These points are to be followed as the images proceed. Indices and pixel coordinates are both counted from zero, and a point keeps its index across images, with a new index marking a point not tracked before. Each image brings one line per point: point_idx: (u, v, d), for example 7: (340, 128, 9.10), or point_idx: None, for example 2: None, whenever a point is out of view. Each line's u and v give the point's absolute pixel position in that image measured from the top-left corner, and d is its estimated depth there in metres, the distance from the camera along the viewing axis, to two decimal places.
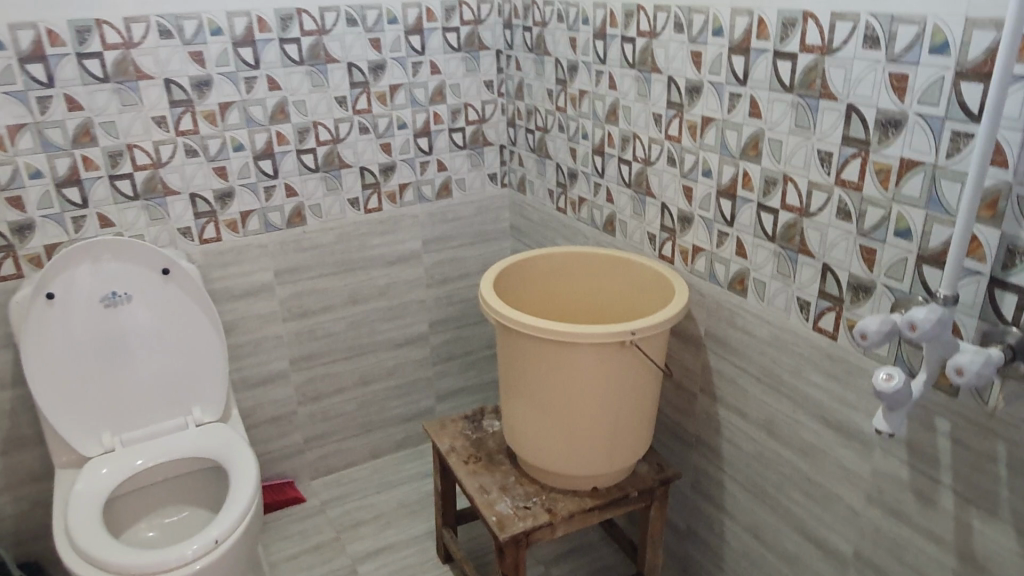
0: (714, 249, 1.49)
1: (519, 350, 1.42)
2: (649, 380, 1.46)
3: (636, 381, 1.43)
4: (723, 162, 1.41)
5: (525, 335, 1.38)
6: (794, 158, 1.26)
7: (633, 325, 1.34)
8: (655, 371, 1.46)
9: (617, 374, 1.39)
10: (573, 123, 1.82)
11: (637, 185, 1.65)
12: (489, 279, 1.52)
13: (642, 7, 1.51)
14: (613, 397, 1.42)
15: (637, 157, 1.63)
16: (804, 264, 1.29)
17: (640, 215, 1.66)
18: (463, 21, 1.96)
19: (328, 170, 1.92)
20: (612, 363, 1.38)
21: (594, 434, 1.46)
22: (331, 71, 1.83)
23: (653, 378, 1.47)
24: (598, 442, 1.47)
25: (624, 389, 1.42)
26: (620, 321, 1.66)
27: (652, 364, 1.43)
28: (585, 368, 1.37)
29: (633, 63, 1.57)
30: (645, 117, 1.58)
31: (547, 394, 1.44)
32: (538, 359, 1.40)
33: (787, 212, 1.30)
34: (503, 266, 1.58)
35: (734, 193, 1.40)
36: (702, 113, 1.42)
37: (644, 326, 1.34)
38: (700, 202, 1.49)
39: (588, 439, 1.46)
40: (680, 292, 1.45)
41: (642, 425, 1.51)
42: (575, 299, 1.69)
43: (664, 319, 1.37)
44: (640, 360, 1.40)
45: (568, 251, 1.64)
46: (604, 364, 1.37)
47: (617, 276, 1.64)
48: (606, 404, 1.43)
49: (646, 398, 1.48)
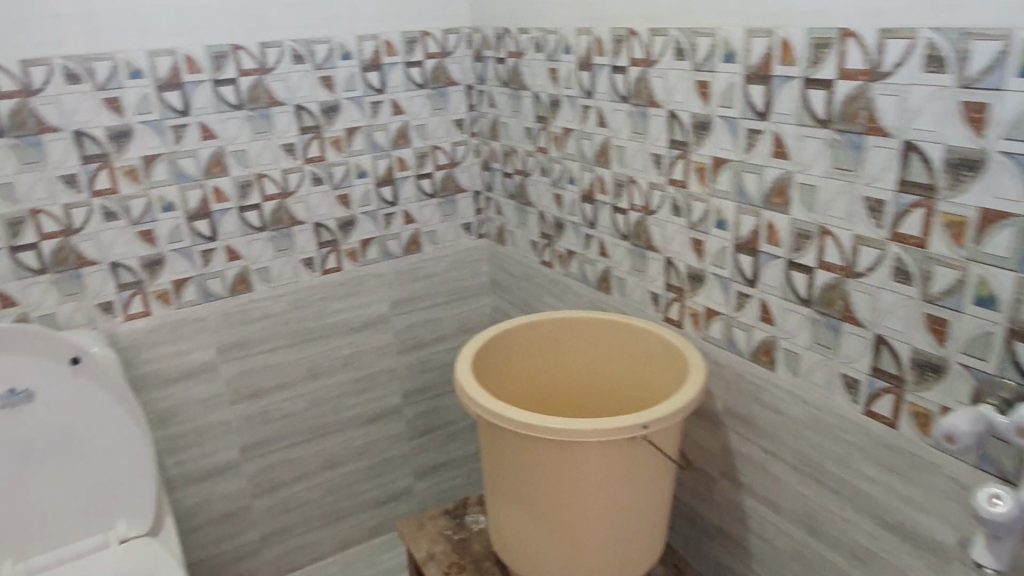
0: (732, 312, 1.25)
1: (505, 448, 1.17)
2: (664, 475, 1.21)
3: (649, 479, 1.17)
4: (741, 211, 1.17)
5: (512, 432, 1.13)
6: (833, 207, 1.03)
7: (645, 416, 1.09)
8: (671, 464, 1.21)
9: (627, 474, 1.14)
10: (556, 166, 1.59)
11: (636, 237, 1.42)
12: (467, 357, 1.27)
13: (634, 32, 1.29)
14: (622, 501, 1.17)
15: (634, 205, 1.40)
16: (850, 335, 1.05)
17: (641, 271, 1.43)
18: (427, 55, 1.73)
19: (277, 229, 1.67)
20: (620, 462, 1.12)
21: (601, 544, 1.20)
22: (276, 115, 1.59)
23: (669, 472, 1.22)
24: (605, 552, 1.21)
25: (636, 489, 1.17)
26: (624, 397, 1.41)
27: (667, 457, 1.18)
28: (588, 469, 1.12)
29: (625, 96, 1.34)
30: (643, 159, 1.35)
31: (542, 500, 1.18)
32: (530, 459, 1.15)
33: (825, 272, 1.06)
34: (484, 339, 1.33)
35: (757, 248, 1.17)
36: (713, 153, 1.20)
37: (658, 416, 1.10)
38: (713, 258, 1.25)
39: (593, 550, 1.21)
40: (697, 367, 1.21)
41: (657, 527, 1.26)
42: (570, 372, 1.44)
43: (682, 405, 1.12)
44: (653, 455, 1.15)
45: (560, 317, 1.40)
46: (611, 464, 1.12)
47: (618, 344, 1.39)
48: (615, 508, 1.17)
49: (661, 496, 1.23)
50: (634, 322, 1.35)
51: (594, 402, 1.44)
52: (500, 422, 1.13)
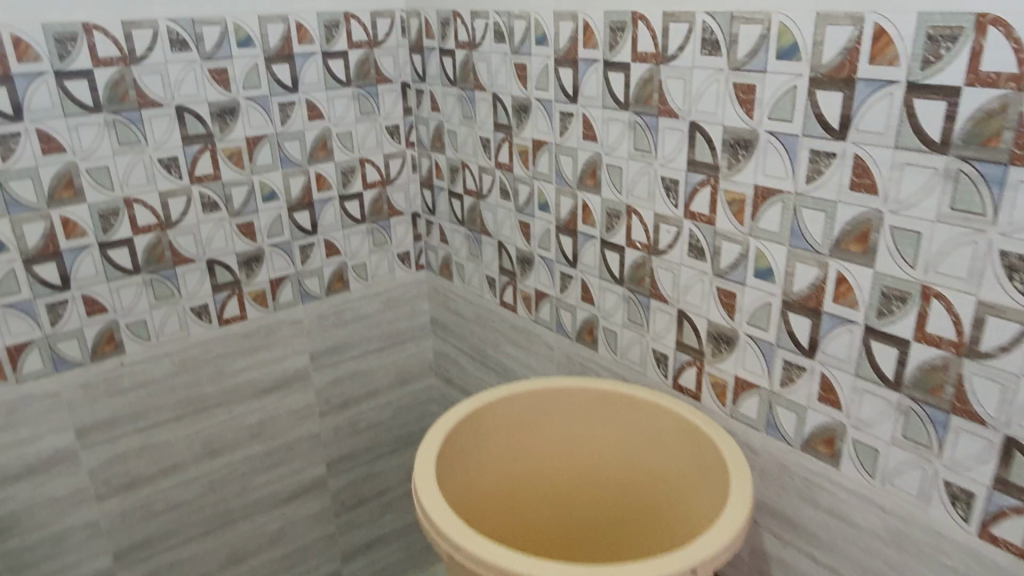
0: (775, 388, 0.95)
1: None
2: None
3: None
4: (796, 259, 0.88)
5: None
6: (947, 263, 0.74)
7: (690, 553, 0.78)
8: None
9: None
10: (523, 187, 1.26)
11: (635, 281, 1.10)
12: (433, 458, 0.94)
13: (640, 18, 0.97)
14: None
15: (635, 241, 1.08)
16: (962, 432, 0.78)
17: (640, 324, 1.12)
18: (352, 44, 1.36)
19: (155, 270, 1.26)
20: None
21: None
22: (150, 120, 1.18)
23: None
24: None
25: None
26: (623, 491, 1.09)
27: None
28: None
29: (625, 102, 1.03)
30: (648, 184, 1.04)
31: None
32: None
33: (928, 347, 0.78)
34: (452, 423, 1.00)
35: (819, 308, 0.87)
36: (756, 181, 0.90)
37: (707, 551, 0.79)
38: (749, 316, 0.95)
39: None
40: (739, 466, 0.91)
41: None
42: (549, 465, 1.11)
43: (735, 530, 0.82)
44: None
45: (550, 388, 1.09)
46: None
47: (612, 421, 1.09)
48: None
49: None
50: (645, 395, 1.06)
51: (582, 500, 1.12)
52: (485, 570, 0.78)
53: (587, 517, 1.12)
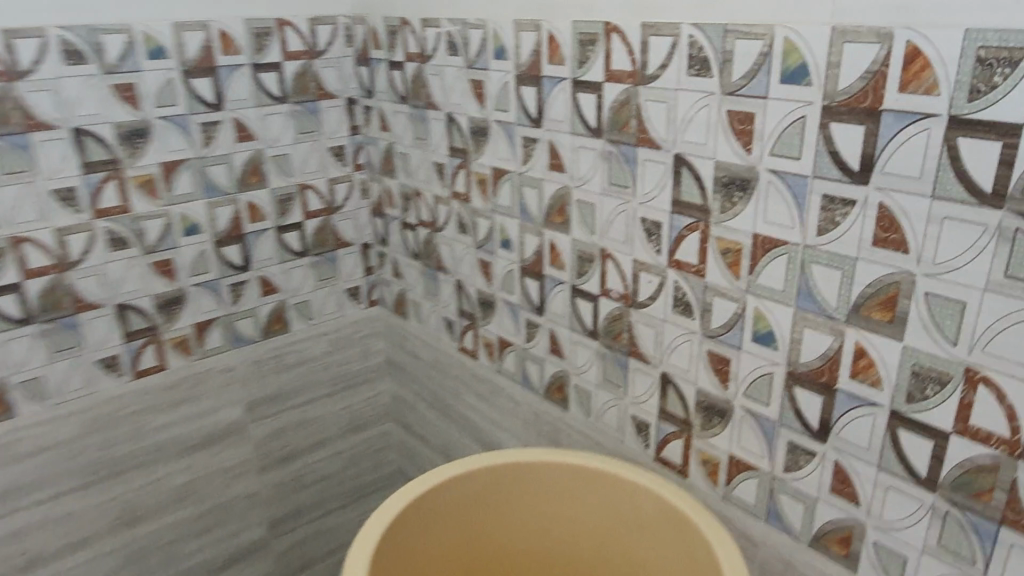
0: (779, 472, 0.79)
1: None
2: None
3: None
4: (804, 324, 0.72)
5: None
6: (1000, 342, 0.59)
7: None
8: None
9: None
10: (482, 221, 1.09)
11: (612, 337, 0.95)
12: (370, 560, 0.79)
13: (614, 30, 0.81)
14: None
15: (611, 290, 0.93)
16: (1015, 548, 0.62)
17: (617, 385, 0.96)
18: (287, 54, 1.19)
19: (52, 319, 1.08)
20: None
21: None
22: (40, 145, 1.00)
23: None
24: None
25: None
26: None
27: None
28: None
29: (598, 129, 0.87)
30: (626, 225, 0.88)
31: None
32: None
33: (973, 442, 0.63)
34: (396, 511, 0.85)
35: (833, 384, 0.71)
36: (755, 228, 0.74)
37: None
38: (746, 387, 0.80)
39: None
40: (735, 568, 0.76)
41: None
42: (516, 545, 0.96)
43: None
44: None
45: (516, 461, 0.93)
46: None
47: (588, 499, 0.93)
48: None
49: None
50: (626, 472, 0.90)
51: None
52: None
53: None
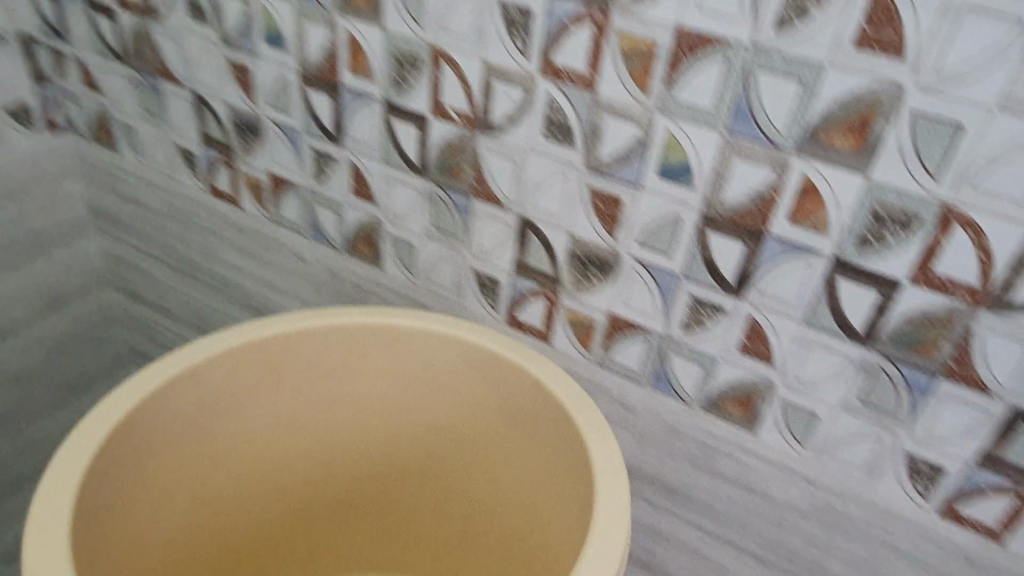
0: (673, 331, 0.66)
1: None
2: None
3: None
4: (734, 153, 0.56)
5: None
6: (997, 176, 0.48)
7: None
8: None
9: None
10: (228, 2, 0.72)
11: (446, 173, 0.70)
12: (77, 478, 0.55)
13: None
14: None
15: (447, 109, 0.66)
16: (949, 400, 0.56)
17: (453, 236, 0.74)
18: None
19: None
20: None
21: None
22: None
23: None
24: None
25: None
26: (425, 456, 0.76)
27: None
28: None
29: None
30: (474, 12, 0.60)
31: None
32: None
33: (929, 292, 0.53)
34: (126, 408, 0.60)
35: (763, 229, 0.58)
36: (680, 19, 0.53)
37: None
38: (641, 233, 0.63)
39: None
40: (610, 457, 0.60)
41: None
42: (312, 432, 0.74)
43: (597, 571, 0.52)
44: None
45: (315, 326, 0.70)
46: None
47: (403, 365, 0.72)
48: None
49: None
50: (468, 337, 0.69)
51: (368, 469, 0.78)
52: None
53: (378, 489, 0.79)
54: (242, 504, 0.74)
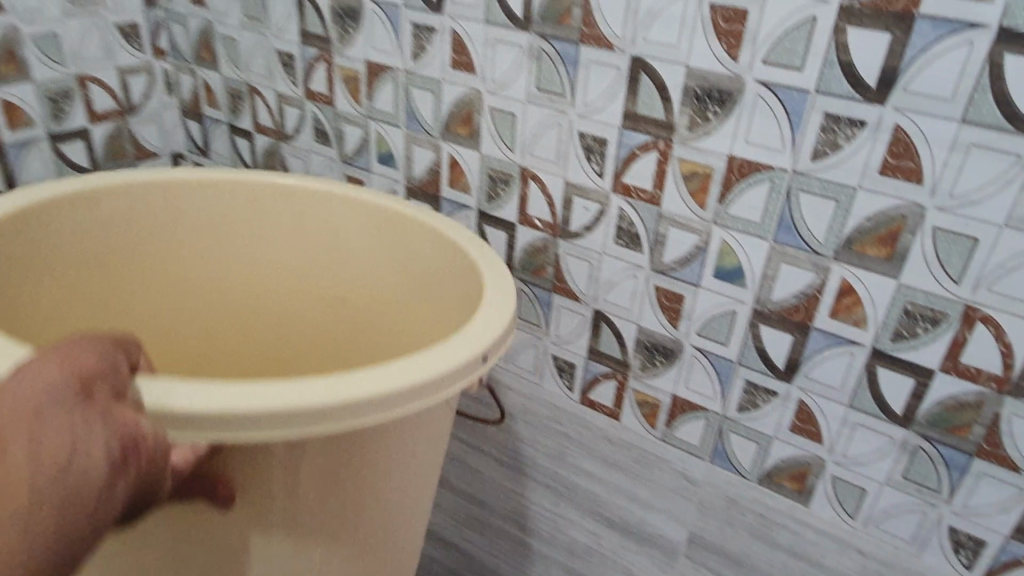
0: (731, 412, 0.74)
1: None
2: (396, 487, 0.61)
3: (360, 488, 0.57)
4: (780, 258, 0.66)
5: (55, 480, 0.39)
6: (1011, 281, 0.56)
7: (319, 418, 0.46)
8: (437, 428, 0.62)
9: (297, 491, 0.52)
10: (351, 129, 0.87)
11: (530, 271, 0.81)
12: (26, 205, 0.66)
13: None
14: (284, 553, 0.56)
15: (532, 217, 0.78)
16: (984, 477, 0.63)
17: (535, 324, 0.84)
18: None
19: None
20: (259, 456, 0.49)
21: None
22: None
23: (429, 459, 0.64)
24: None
25: (330, 515, 0.56)
26: (353, 281, 0.77)
27: (429, 418, 0.58)
28: (206, 493, 0.50)
29: (525, 19, 0.70)
30: (557, 141, 0.73)
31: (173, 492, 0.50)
32: (66, 529, 0.40)
33: (959, 380, 0.61)
34: (93, 184, 0.72)
35: (809, 323, 0.66)
36: (732, 150, 0.64)
37: (270, 417, 0.45)
38: (701, 325, 0.72)
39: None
40: (504, 302, 0.59)
41: (405, 544, 0.69)
42: (260, 256, 0.79)
43: (413, 384, 0.49)
44: (354, 465, 0.54)
45: (148, 184, 0.74)
46: (241, 468, 0.50)
47: (337, 212, 0.76)
48: (277, 540, 0.55)
49: (402, 523, 0.65)
50: (381, 210, 0.74)
51: (309, 299, 0.79)
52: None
53: (309, 309, 0.80)
54: (164, 337, 0.79)
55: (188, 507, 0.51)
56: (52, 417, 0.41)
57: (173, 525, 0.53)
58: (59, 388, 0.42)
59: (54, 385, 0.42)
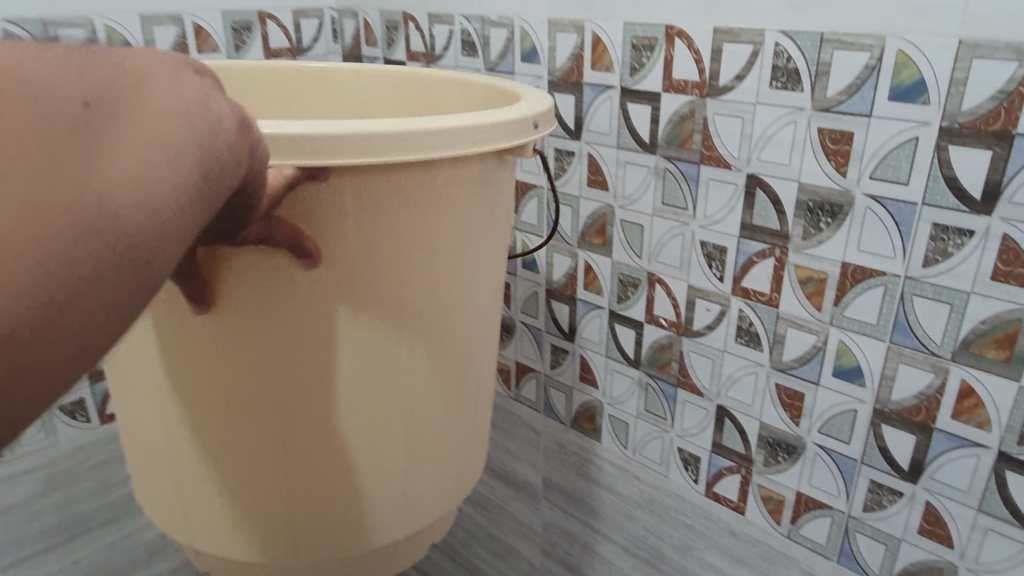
0: (857, 511, 0.75)
1: (54, 149, 0.32)
2: (473, 299, 0.58)
3: (441, 290, 0.54)
4: (898, 358, 0.68)
5: (187, 128, 0.35)
6: None
7: (386, 133, 0.44)
8: (502, 220, 0.59)
9: (379, 255, 0.49)
10: None
11: (657, 366, 0.88)
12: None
13: (677, 33, 0.74)
14: (372, 350, 0.52)
15: (659, 317, 0.86)
16: None
17: (661, 417, 0.90)
18: (268, 51, 1.05)
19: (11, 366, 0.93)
20: (357, 202, 0.47)
21: (324, 420, 0.53)
22: None
23: (500, 256, 0.61)
24: (312, 459, 0.54)
25: (424, 311, 0.53)
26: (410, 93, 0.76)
27: (492, 216, 0.56)
28: (281, 249, 0.46)
29: (652, 142, 0.80)
30: (681, 248, 0.81)
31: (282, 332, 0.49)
32: (209, 174, 0.35)
33: None
34: None
35: (930, 423, 0.68)
36: (845, 257, 0.69)
37: (356, 136, 0.43)
38: (823, 422, 0.75)
39: (349, 455, 0.55)
40: (546, 97, 0.59)
41: (484, 394, 0.66)
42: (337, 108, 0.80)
43: (487, 127, 0.49)
44: (435, 249, 0.52)
45: (242, 73, 0.77)
46: (332, 214, 0.47)
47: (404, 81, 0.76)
48: (371, 334, 0.51)
49: (477, 352, 0.61)
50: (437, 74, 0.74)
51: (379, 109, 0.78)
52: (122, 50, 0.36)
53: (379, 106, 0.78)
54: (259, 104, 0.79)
55: (260, 265, 0.47)
56: (174, 67, 0.37)
57: (252, 275, 0.48)
58: (182, 60, 0.38)
59: (174, 64, 0.37)
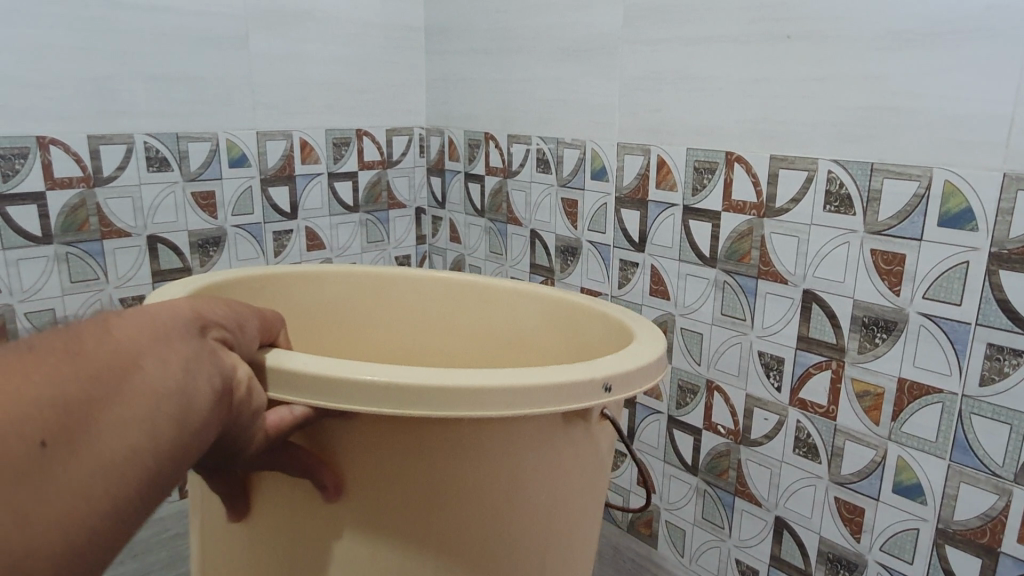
0: None
1: (8, 493, 0.31)
2: (530, 549, 0.53)
3: (478, 538, 0.50)
4: (961, 478, 0.68)
5: (157, 410, 0.37)
6: None
7: (462, 389, 0.45)
8: (583, 459, 0.54)
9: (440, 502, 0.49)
10: None
11: (714, 474, 0.89)
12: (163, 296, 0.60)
13: (736, 159, 0.80)
14: None
15: (717, 425, 0.88)
16: None
17: (718, 526, 0.90)
18: (362, 164, 1.16)
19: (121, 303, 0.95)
20: (387, 443, 0.47)
21: None
22: (112, 252, 0.94)
23: (578, 503, 0.56)
24: None
25: (461, 559, 0.50)
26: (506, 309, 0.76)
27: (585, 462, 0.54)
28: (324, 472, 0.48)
29: (711, 255, 0.85)
30: (739, 358, 0.84)
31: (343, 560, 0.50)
32: (160, 465, 0.38)
33: None
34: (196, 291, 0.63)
35: (996, 546, 0.67)
36: (901, 373, 0.71)
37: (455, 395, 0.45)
38: (884, 540, 0.75)
39: None
40: (636, 361, 0.53)
41: None
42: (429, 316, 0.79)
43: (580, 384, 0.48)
44: (505, 500, 0.50)
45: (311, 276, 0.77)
46: (361, 449, 0.48)
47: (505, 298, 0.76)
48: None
49: None
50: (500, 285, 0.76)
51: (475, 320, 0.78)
52: (100, 342, 0.37)
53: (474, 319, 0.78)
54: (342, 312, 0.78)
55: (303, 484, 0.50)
56: (166, 347, 0.40)
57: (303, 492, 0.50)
58: (173, 334, 0.41)
59: (164, 343, 0.40)
